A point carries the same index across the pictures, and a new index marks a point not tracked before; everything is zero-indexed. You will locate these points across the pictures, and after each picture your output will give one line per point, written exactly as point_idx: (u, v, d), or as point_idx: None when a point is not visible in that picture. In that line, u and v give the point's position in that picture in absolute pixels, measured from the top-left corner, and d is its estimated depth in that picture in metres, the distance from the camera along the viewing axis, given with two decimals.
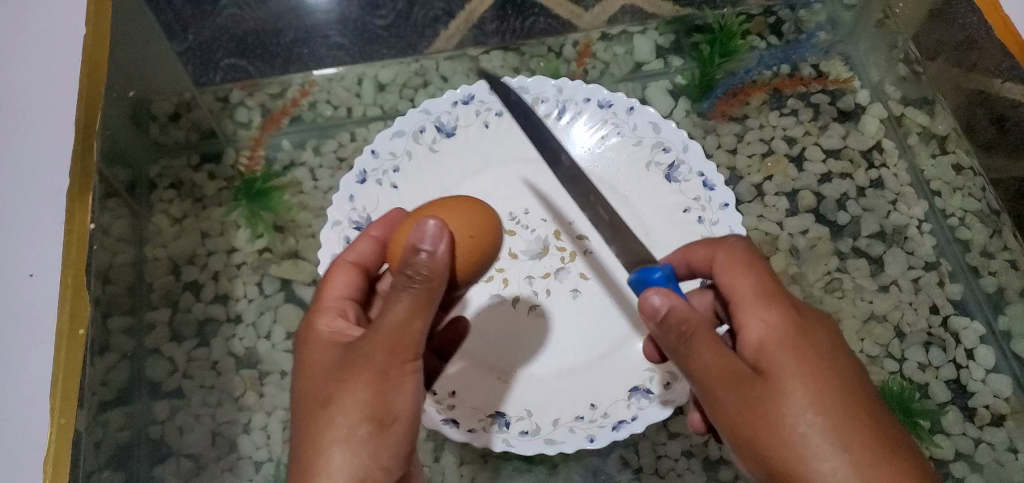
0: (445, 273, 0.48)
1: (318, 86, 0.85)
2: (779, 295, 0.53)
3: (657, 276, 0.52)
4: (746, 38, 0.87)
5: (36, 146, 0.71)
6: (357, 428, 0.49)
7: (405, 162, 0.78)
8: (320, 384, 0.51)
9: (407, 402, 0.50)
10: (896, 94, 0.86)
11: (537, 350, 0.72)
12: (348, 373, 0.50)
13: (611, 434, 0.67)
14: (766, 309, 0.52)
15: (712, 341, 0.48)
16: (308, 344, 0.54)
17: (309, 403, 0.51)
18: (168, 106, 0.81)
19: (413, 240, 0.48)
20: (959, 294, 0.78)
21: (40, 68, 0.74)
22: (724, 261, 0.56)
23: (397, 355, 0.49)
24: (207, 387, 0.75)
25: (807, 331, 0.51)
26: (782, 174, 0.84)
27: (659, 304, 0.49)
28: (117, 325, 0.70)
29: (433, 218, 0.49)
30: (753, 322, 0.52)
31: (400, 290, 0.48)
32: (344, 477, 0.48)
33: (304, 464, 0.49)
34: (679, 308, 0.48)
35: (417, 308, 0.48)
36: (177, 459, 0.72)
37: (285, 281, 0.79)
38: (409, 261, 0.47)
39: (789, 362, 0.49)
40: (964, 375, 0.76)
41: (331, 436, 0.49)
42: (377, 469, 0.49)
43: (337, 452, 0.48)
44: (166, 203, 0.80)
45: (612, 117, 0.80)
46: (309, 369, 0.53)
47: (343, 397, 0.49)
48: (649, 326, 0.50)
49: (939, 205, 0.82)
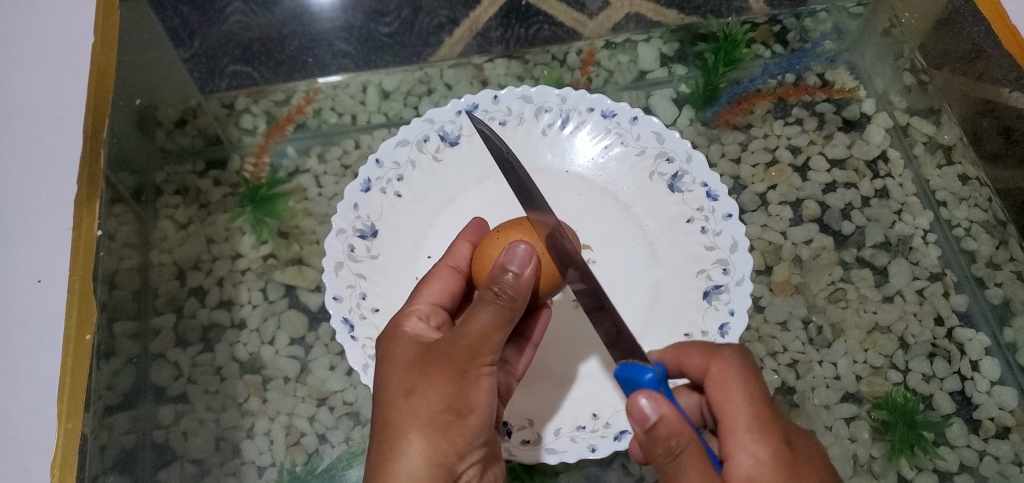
0: (528, 294, 0.52)
1: (323, 94, 0.86)
2: (770, 424, 0.51)
3: (648, 378, 0.51)
4: (751, 47, 0.87)
5: (44, 154, 0.71)
6: (437, 418, 0.51)
7: (409, 171, 0.79)
8: (399, 376, 0.54)
9: (485, 400, 0.53)
10: (902, 104, 0.85)
11: (537, 360, 0.72)
12: (430, 367, 0.52)
13: (613, 443, 0.68)
14: (754, 440, 0.50)
15: (703, 464, 0.48)
16: (389, 338, 0.57)
17: (388, 391, 0.54)
18: (174, 113, 0.82)
19: (502, 260, 0.52)
20: (964, 305, 0.78)
21: (49, 76, 0.74)
22: (718, 376, 0.54)
23: (475, 359, 0.52)
24: (211, 392, 0.75)
25: (795, 467, 0.50)
26: (786, 183, 0.84)
27: (649, 410, 0.48)
28: (123, 329, 0.71)
29: (523, 242, 0.53)
30: (742, 454, 0.50)
31: (486, 302, 0.51)
32: (419, 463, 0.50)
33: (383, 447, 0.52)
34: (669, 419, 0.48)
35: (500, 320, 0.51)
36: (181, 463, 0.72)
37: (289, 287, 0.80)
38: (498, 279, 0.51)
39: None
40: (969, 387, 0.75)
41: (410, 424, 0.51)
42: (451, 457, 0.51)
43: (415, 440, 0.51)
44: (171, 209, 0.80)
45: (614, 126, 0.80)
46: (388, 361, 0.56)
47: (424, 391, 0.52)
48: (637, 429, 0.50)
49: (944, 215, 0.81)
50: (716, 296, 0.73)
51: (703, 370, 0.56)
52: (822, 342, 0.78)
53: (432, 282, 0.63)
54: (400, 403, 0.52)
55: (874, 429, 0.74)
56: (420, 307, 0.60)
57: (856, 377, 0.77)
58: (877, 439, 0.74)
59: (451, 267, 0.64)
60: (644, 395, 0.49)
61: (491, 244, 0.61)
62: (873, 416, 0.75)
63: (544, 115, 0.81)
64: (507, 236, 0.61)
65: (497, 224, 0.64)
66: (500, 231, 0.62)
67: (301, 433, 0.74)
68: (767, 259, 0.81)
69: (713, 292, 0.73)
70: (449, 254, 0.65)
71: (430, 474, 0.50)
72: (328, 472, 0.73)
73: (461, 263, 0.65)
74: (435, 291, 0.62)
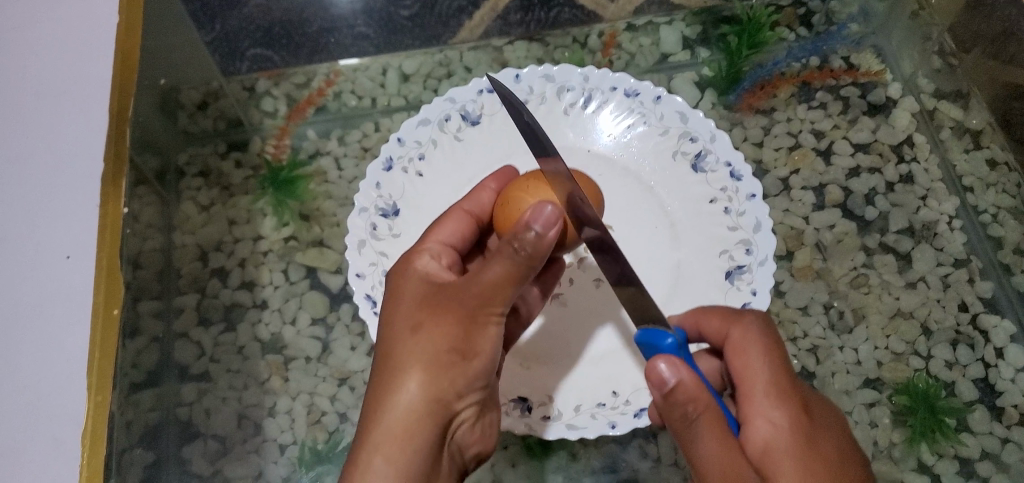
0: (546, 255, 0.52)
1: (344, 76, 0.86)
2: (790, 393, 0.51)
3: (667, 343, 0.51)
4: (775, 29, 0.86)
5: (69, 131, 0.70)
6: (441, 357, 0.52)
7: (431, 151, 0.79)
8: (406, 311, 0.54)
9: (489, 345, 0.54)
10: (929, 86, 0.84)
11: (559, 338, 0.73)
12: (439, 307, 0.53)
13: (633, 420, 0.68)
14: (772, 407, 0.50)
15: (721, 428, 0.47)
16: (399, 273, 0.58)
17: (392, 325, 0.54)
18: (196, 96, 0.81)
19: (527, 218, 0.51)
20: (989, 292, 0.77)
21: (70, 51, 0.73)
22: (737, 343, 0.54)
23: (485, 307, 0.52)
24: (233, 371, 0.76)
25: (813, 437, 0.50)
26: (809, 168, 0.83)
27: (668, 375, 0.49)
28: (147, 309, 0.72)
29: (551, 203, 0.52)
30: (760, 420, 0.50)
31: (503, 256, 0.51)
32: (418, 398, 0.51)
33: (383, 378, 0.52)
34: (686, 383, 0.48)
35: (514, 275, 0.52)
36: (204, 440, 0.73)
37: (310, 268, 0.80)
38: (520, 236, 0.51)
39: (788, 469, 0.47)
40: (993, 374, 0.74)
41: (412, 360, 0.52)
42: (449, 395, 0.52)
43: (417, 375, 0.51)
44: (194, 191, 0.81)
45: (637, 105, 0.80)
46: (396, 296, 0.56)
47: (429, 329, 0.52)
48: (655, 393, 0.50)
49: (971, 201, 0.80)
50: (738, 276, 0.72)
51: (722, 334, 0.57)
52: (843, 327, 0.78)
53: (446, 223, 0.63)
54: (404, 337, 0.53)
55: (895, 414, 0.74)
56: (431, 246, 0.61)
57: (878, 363, 0.76)
58: (897, 424, 0.73)
59: (466, 212, 0.65)
60: (664, 359, 0.49)
61: (517, 199, 0.61)
62: (894, 401, 0.74)
63: (566, 95, 0.81)
64: (530, 195, 0.61)
65: (524, 176, 0.64)
66: (524, 183, 0.62)
67: (322, 412, 0.75)
68: (789, 244, 0.81)
69: (735, 273, 0.72)
70: (468, 199, 0.66)
71: (428, 409, 0.51)
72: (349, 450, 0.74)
73: (477, 209, 0.66)
74: (446, 232, 0.63)
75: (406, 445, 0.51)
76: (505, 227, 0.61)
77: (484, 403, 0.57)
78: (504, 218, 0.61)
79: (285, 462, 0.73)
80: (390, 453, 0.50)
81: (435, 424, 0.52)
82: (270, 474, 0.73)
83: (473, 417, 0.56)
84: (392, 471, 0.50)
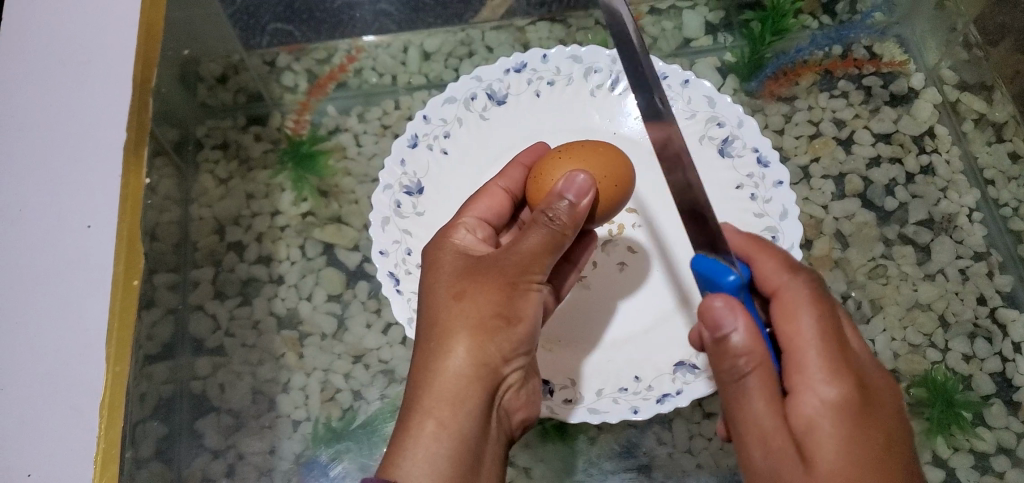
0: (580, 222, 0.55)
1: (365, 53, 0.86)
2: (843, 363, 0.50)
3: (728, 281, 0.52)
4: (798, 17, 0.85)
5: (93, 100, 0.67)
6: (486, 323, 0.54)
7: (456, 128, 0.79)
8: (447, 281, 0.56)
9: (531, 311, 0.56)
10: (953, 79, 0.83)
11: (582, 321, 0.72)
12: (480, 275, 0.55)
13: (656, 406, 0.67)
14: (823, 381, 0.49)
15: (766, 387, 0.49)
16: (437, 247, 0.60)
17: (434, 295, 0.56)
18: (216, 68, 0.81)
19: (560, 188, 0.55)
20: (1009, 286, 0.77)
21: (86, 13, 0.70)
22: (790, 305, 0.53)
23: (525, 273, 0.55)
24: (248, 345, 0.76)
25: (863, 420, 0.48)
26: (829, 157, 0.83)
27: (726, 321, 0.49)
28: (163, 280, 0.69)
29: (583, 172, 0.56)
30: (806, 392, 0.49)
31: (539, 225, 0.54)
32: (465, 362, 0.54)
33: (430, 345, 0.55)
34: (744, 338, 0.49)
35: (552, 243, 0.55)
36: (218, 414, 0.72)
37: (328, 245, 0.81)
38: (553, 205, 0.54)
39: (829, 448, 0.47)
40: (1011, 369, 0.74)
41: (458, 326, 0.54)
42: (496, 359, 0.55)
43: (464, 340, 0.54)
44: (212, 163, 0.79)
45: (665, 89, 0.80)
46: (434, 268, 0.58)
47: (473, 296, 0.55)
48: (708, 333, 0.51)
49: (992, 194, 0.80)
50: None
51: (774, 286, 0.55)
52: (860, 317, 0.77)
53: (482, 200, 0.65)
54: (447, 304, 0.55)
55: (912, 406, 0.73)
56: (467, 220, 0.63)
57: (894, 354, 0.75)
58: (914, 416, 0.72)
59: (501, 188, 0.66)
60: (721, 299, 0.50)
61: (549, 169, 0.62)
62: (913, 393, 0.73)
63: (593, 76, 0.81)
64: (561, 163, 0.62)
65: (556, 147, 0.65)
66: (557, 152, 0.63)
67: (336, 389, 0.75)
68: (808, 232, 0.80)
69: None
70: (502, 176, 0.67)
71: (475, 373, 0.54)
72: (364, 428, 0.74)
73: (512, 186, 0.67)
74: (483, 208, 0.65)
75: (456, 409, 0.53)
76: (540, 194, 0.61)
77: (526, 369, 0.60)
78: (537, 187, 0.61)
79: (298, 438, 0.73)
80: (442, 416, 0.53)
81: (483, 387, 0.54)
82: (284, 450, 0.73)
83: (518, 382, 0.59)
84: (445, 433, 0.52)
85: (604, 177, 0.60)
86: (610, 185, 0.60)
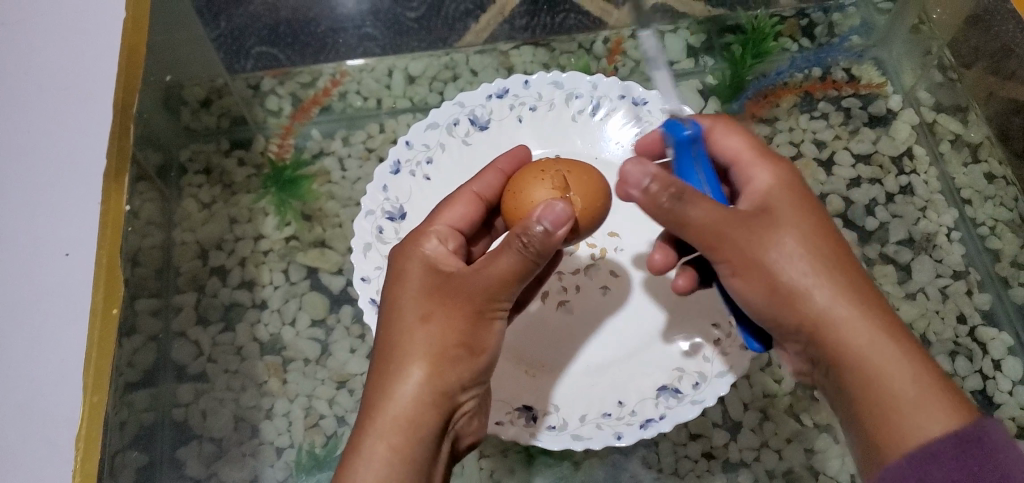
0: (553, 251, 0.53)
1: (349, 77, 0.86)
2: (770, 154, 0.56)
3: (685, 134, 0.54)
4: (778, 40, 0.86)
5: (70, 127, 0.66)
6: (451, 350, 0.54)
7: (438, 155, 0.79)
8: (412, 302, 0.55)
9: (495, 340, 0.57)
10: (929, 100, 0.85)
11: (562, 344, 0.72)
12: (449, 299, 0.55)
13: (638, 432, 0.67)
14: (767, 161, 0.55)
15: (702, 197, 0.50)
16: (403, 257, 0.58)
17: (398, 316, 0.55)
18: (200, 92, 0.80)
19: (537, 213, 0.52)
20: (988, 305, 0.78)
21: (60, 38, 0.69)
22: (720, 125, 0.58)
23: (492, 302, 0.55)
24: (230, 372, 0.75)
25: (797, 181, 0.55)
26: (811, 177, 0.84)
27: (641, 173, 0.49)
28: (144, 307, 0.68)
29: (562, 200, 0.52)
30: (760, 174, 0.55)
31: (513, 250, 0.53)
32: (422, 388, 0.53)
33: (388, 367, 0.54)
34: (660, 175, 0.49)
35: (522, 269, 0.54)
36: (200, 442, 0.72)
37: (311, 269, 0.81)
38: (529, 230, 0.52)
39: (784, 204, 0.53)
40: (991, 386, 0.75)
41: (417, 351, 0.54)
42: (455, 387, 0.54)
43: (424, 366, 0.53)
44: (195, 188, 0.80)
45: (645, 114, 0.80)
46: (399, 280, 0.57)
47: (439, 320, 0.54)
48: (632, 195, 0.50)
49: (969, 213, 0.81)
50: None
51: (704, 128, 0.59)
52: None
53: (455, 207, 0.63)
54: (412, 325, 0.54)
55: None
56: (438, 228, 0.61)
57: None
58: None
59: (474, 193, 0.65)
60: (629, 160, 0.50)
61: (530, 186, 0.60)
62: None
63: (575, 102, 0.82)
64: (542, 185, 0.60)
65: (534, 163, 0.63)
66: (540, 169, 0.61)
67: (320, 416, 0.75)
68: None
69: None
70: (477, 180, 0.66)
71: (431, 400, 0.53)
72: None
73: (486, 192, 0.66)
74: (454, 215, 0.63)
75: (410, 434, 0.52)
76: (518, 211, 0.60)
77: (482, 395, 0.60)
78: (513, 208, 0.60)
79: (282, 466, 0.73)
80: (395, 440, 0.52)
81: (439, 413, 0.54)
82: (266, 478, 0.72)
83: (473, 408, 0.58)
84: (399, 459, 0.51)
85: (584, 201, 0.59)
86: (589, 209, 0.60)
